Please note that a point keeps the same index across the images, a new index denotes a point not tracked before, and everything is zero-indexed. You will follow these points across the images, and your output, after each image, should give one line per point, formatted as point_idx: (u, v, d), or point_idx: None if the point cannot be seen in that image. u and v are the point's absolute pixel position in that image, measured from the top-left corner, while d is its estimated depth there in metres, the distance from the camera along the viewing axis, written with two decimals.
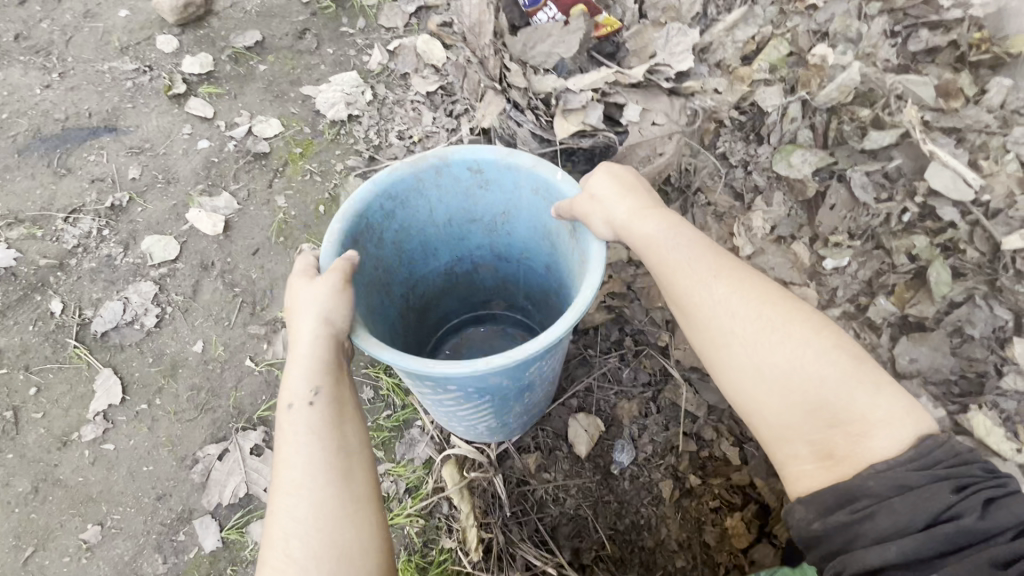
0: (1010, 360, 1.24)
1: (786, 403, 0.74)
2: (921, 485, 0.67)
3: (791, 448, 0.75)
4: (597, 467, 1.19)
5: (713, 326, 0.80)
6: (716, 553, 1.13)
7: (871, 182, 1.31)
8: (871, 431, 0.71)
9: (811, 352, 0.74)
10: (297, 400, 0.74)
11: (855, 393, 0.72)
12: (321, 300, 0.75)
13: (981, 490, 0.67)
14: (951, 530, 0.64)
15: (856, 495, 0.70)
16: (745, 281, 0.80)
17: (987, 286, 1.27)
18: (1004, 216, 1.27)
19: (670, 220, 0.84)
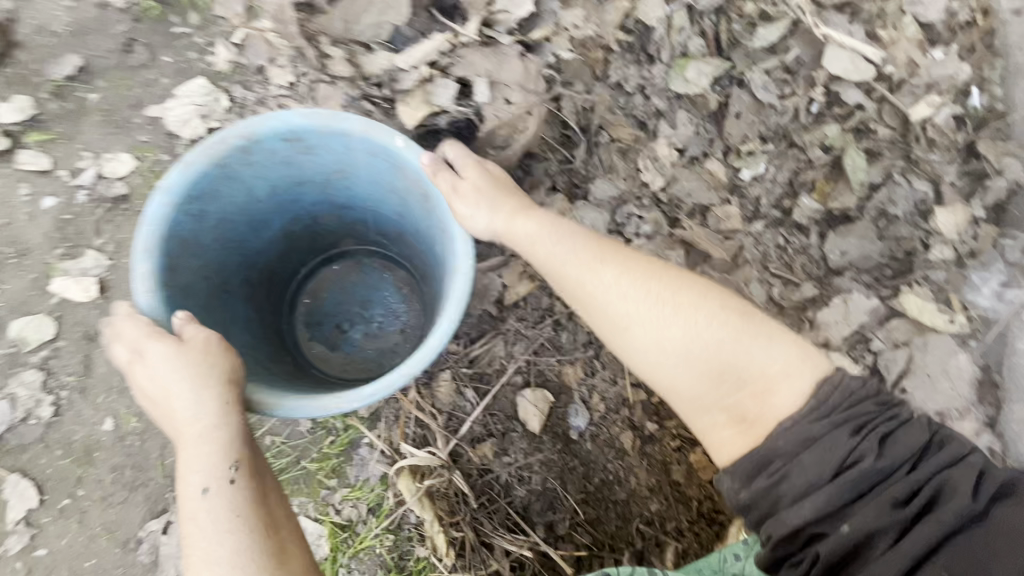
0: (933, 231, 1.25)
1: (691, 371, 0.82)
2: (824, 437, 0.76)
3: (710, 417, 0.83)
4: (555, 437, 1.18)
5: (609, 313, 0.86)
6: (687, 488, 1.17)
7: (773, 79, 1.24)
8: (773, 386, 0.80)
9: (703, 319, 0.82)
10: (211, 485, 0.73)
11: (751, 350, 0.81)
12: (209, 369, 0.77)
13: (878, 430, 0.76)
14: (857, 475, 0.73)
15: (770, 458, 0.77)
16: (627, 263, 0.88)
17: (903, 161, 1.25)
18: (908, 86, 1.24)
19: (556, 222, 0.93)
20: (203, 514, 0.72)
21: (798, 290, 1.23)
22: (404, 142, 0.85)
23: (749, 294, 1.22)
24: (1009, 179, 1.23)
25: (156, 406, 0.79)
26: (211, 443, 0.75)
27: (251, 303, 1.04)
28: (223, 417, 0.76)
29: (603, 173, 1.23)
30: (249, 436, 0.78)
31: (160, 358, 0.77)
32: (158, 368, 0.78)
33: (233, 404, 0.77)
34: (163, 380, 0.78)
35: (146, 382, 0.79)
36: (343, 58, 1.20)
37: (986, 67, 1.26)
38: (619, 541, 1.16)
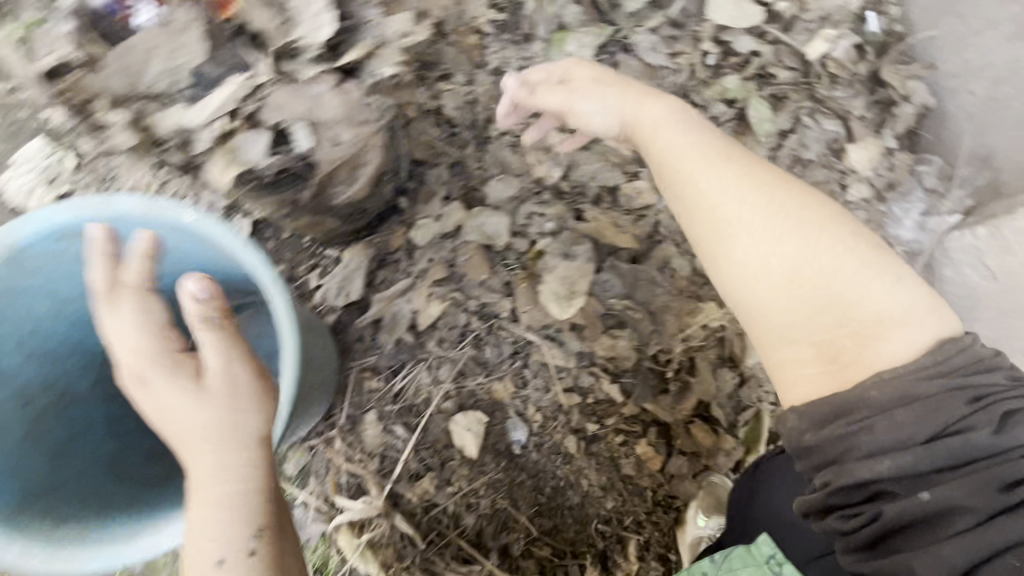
0: (849, 170, 1.19)
1: (790, 300, 0.71)
2: (927, 395, 0.65)
3: (795, 347, 0.72)
4: (498, 456, 1.13)
5: (710, 216, 0.75)
6: (640, 480, 1.14)
7: (661, 38, 1.13)
8: (884, 331, 0.69)
9: (827, 241, 0.71)
10: (228, 556, 0.62)
11: (872, 285, 0.70)
12: (246, 413, 0.68)
13: (999, 406, 0.65)
14: (959, 447, 0.63)
15: (851, 404, 0.66)
16: (753, 174, 0.76)
17: (808, 101, 1.18)
18: (800, 23, 1.17)
19: (686, 118, 0.83)
20: None
21: None
22: (194, 216, 0.73)
23: (672, 272, 1.15)
24: (916, 104, 1.17)
25: (172, 439, 0.67)
26: (230, 506, 0.64)
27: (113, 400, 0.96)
28: (250, 478, 0.66)
29: (497, 171, 1.13)
30: (274, 498, 0.67)
31: (181, 397, 0.66)
32: (175, 401, 0.66)
33: (264, 462, 0.67)
34: (184, 422, 0.65)
35: (156, 412, 0.67)
36: (128, 121, 1.06)
37: None
38: (580, 545, 1.14)
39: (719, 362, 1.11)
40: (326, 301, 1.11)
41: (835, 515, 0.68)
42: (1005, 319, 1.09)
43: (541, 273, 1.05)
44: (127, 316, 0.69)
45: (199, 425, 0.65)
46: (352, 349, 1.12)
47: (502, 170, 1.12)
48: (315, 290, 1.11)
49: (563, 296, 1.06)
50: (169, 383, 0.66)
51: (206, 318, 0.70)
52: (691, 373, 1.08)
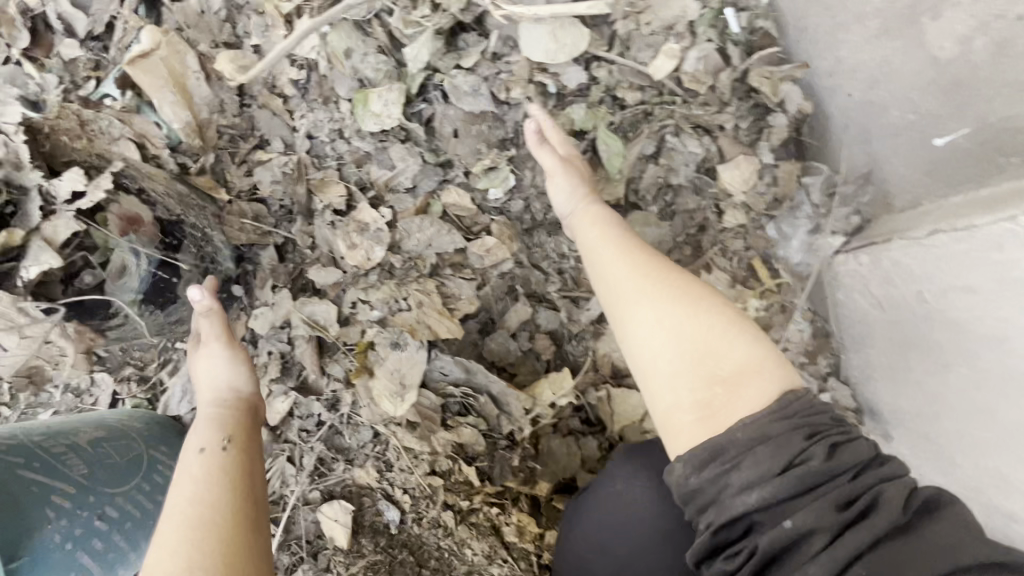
0: (722, 195, 1.07)
1: (673, 352, 0.69)
2: (777, 433, 0.60)
3: (674, 395, 0.67)
4: (374, 535, 1.10)
5: (610, 281, 0.77)
6: (523, 543, 1.10)
7: (483, 77, 1.00)
8: (742, 381, 0.65)
9: (703, 301, 0.70)
10: (208, 446, 0.73)
11: (732, 339, 0.68)
12: (235, 371, 0.84)
13: (828, 435, 0.59)
14: (804, 476, 0.56)
15: (723, 445, 0.60)
16: (645, 253, 0.79)
17: (669, 120, 1.04)
18: (643, 38, 1.01)
19: (603, 216, 0.87)
20: (184, 470, 0.70)
21: (587, 309, 1.08)
22: None
23: (533, 331, 1.07)
24: (792, 112, 1.03)
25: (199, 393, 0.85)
26: (220, 420, 0.78)
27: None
28: (229, 402, 0.81)
29: (326, 252, 1.05)
30: (250, 424, 0.79)
31: (206, 355, 0.86)
32: (198, 365, 0.85)
33: (243, 399, 0.82)
34: (204, 378, 0.84)
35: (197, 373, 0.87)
36: None
37: None
38: None
39: (583, 427, 1.06)
40: (171, 407, 1.12)
41: (716, 561, 0.59)
42: (897, 347, 0.99)
43: (374, 367, 1.02)
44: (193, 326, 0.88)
45: (214, 380, 0.83)
46: None
47: (333, 251, 1.04)
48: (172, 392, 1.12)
49: (397, 393, 1.01)
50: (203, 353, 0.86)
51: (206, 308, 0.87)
52: (540, 454, 1.04)
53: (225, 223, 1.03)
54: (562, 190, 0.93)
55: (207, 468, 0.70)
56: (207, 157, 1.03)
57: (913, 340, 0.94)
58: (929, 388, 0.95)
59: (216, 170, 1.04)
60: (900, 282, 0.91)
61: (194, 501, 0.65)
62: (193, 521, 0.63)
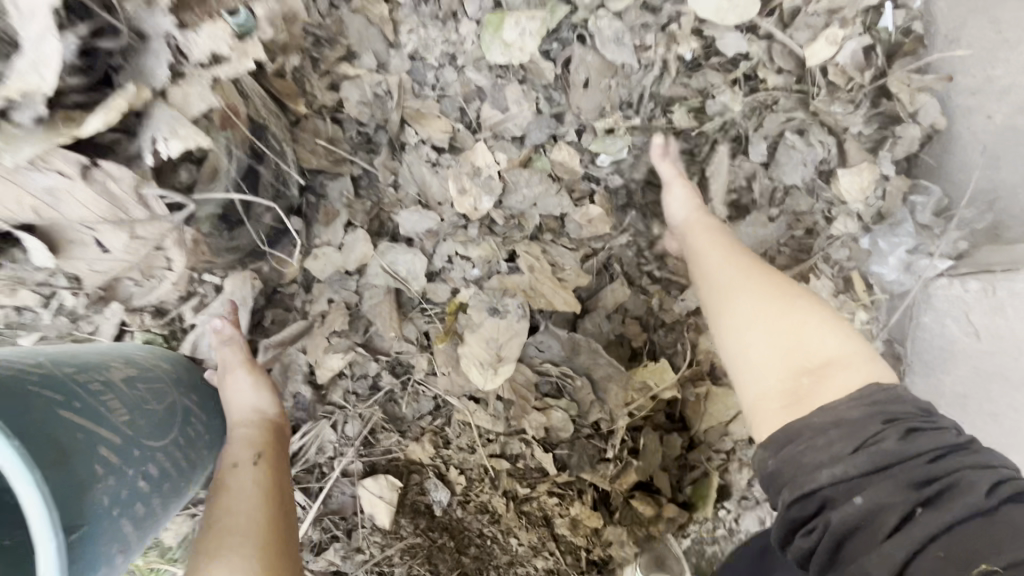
0: (836, 201, 1.03)
1: (765, 339, 0.69)
2: (854, 418, 0.57)
3: (762, 379, 0.67)
4: (416, 516, 1.00)
5: (711, 281, 0.79)
6: (574, 538, 1.02)
7: (629, 26, 0.91)
8: (829, 371, 0.63)
9: (801, 300, 0.70)
10: (238, 465, 0.75)
11: (826, 336, 0.67)
12: (260, 392, 0.83)
13: (903, 421, 0.55)
14: (878, 453, 0.52)
15: (797, 426, 0.58)
16: (751, 257, 0.80)
17: (801, 110, 0.99)
18: (803, 16, 0.95)
19: (711, 224, 0.88)
20: (217, 491, 0.73)
21: (682, 300, 0.99)
22: None
23: (623, 317, 0.99)
24: (924, 126, 0.99)
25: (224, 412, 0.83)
26: (247, 441, 0.78)
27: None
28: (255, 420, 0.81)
29: (413, 194, 0.92)
30: (276, 445, 0.80)
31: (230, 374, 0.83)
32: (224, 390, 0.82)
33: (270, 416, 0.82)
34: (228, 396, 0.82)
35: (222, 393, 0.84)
36: None
37: None
38: None
39: (667, 424, 1.01)
40: (198, 348, 0.92)
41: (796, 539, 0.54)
42: (980, 380, 0.98)
43: (462, 332, 0.93)
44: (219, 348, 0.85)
45: (237, 403, 0.81)
46: None
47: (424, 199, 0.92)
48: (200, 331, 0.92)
49: (489, 363, 0.92)
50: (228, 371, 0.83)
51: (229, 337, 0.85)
52: (636, 449, 0.99)
53: (298, 139, 0.87)
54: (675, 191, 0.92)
55: (240, 489, 0.72)
56: (292, 58, 0.84)
57: (993, 369, 0.95)
58: (1004, 423, 0.96)
59: (296, 80, 0.86)
60: (1012, 313, 0.91)
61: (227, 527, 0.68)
62: (241, 553, 0.66)
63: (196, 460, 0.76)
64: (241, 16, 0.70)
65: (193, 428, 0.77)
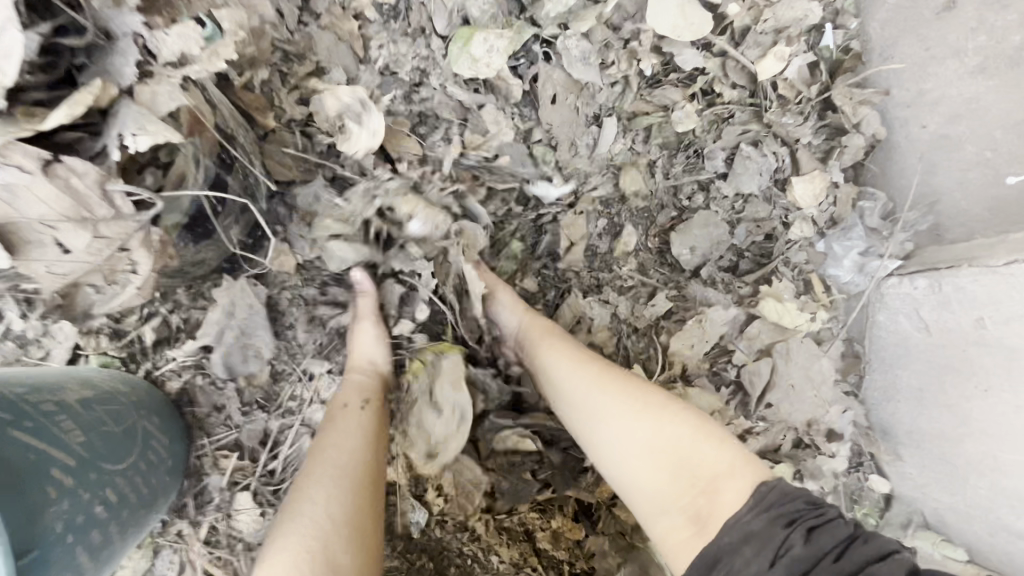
0: (791, 207, 1.08)
1: (652, 468, 0.73)
2: (758, 528, 0.65)
3: (666, 515, 0.72)
4: (394, 536, 0.98)
5: (580, 412, 0.81)
6: (555, 554, 1.01)
7: (594, 45, 0.95)
8: (716, 486, 0.69)
9: (665, 417, 0.75)
10: (349, 404, 0.83)
11: (702, 449, 0.72)
12: (382, 348, 0.91)
13: (803, 522, 0.64)
14: (792, 564, 0.62)
15: (716, 552, 0.66)
16: (604, 368, 0.82)
17: (756, 122, 1.05)
18: (754, 34, 1.00)
19: (553, 331, 0.90)
20: (333, 422, 0.81)
21: (650, 306, 1.04)
22: None
23: (588, 327, 1.01)
24: (867, 135, 1.06)
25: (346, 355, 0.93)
26: (359, 386, 0.86)
27: None
28: (365, 373, 0.88)
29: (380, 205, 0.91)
30: (383, 402, 0.87)
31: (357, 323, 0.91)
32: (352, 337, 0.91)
33: (380, 369, 0.90)
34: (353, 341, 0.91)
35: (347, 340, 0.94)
36: None
37: None
38: None
39: None
40: (227, 370, 0.91)
41: None
42: (930, 372, 1.04)
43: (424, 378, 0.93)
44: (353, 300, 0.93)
45: (360, 351, 0.90)
46: (202, 424, 0.92)
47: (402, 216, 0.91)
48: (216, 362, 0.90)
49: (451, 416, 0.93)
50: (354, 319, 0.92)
51: (365, 290, 0.92)
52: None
53: (265, 152, 0.86)
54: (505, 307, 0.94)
55: (349, 428, 0.80)
56: (259, 72, 0.84)
57: (944, 360, 1.01)
58: (957, 411, 1.01)
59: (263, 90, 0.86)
60: (957, 307, 0.96)
61: (335, 459, 0.75)
62: (342, 484, 0.72)
63: (154, 490, 0.72)
64: (207, 26, 0.75)
65: (151, 455, 0.74)
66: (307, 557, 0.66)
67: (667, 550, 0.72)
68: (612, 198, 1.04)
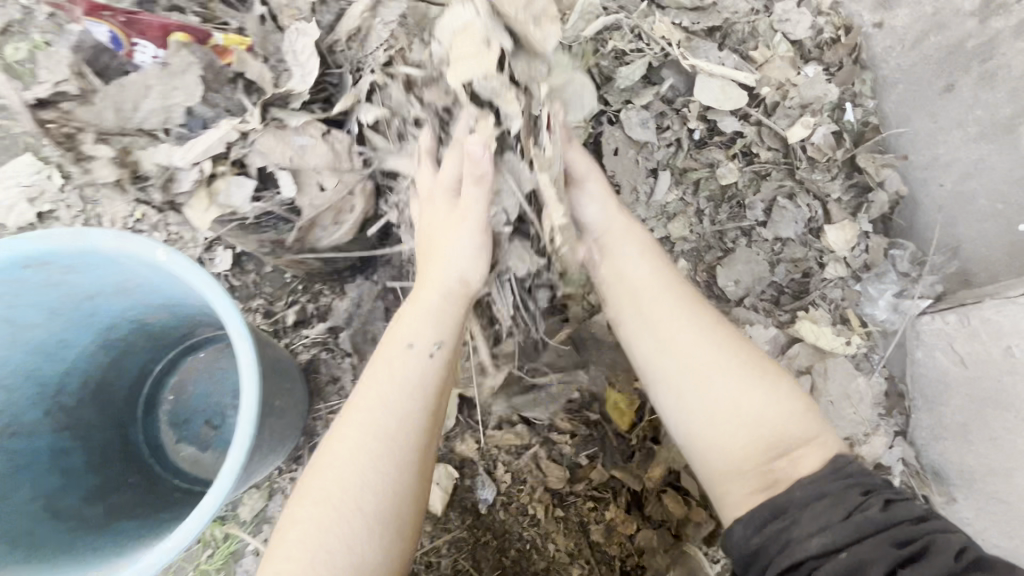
0: (825, 250, 1.24)
1: (737, 422, 0.75)
2: (835, 490, 0.70)
3: (737, 468, 0.75)
4: (463, 512, 1.10)
5: (675, 355, 0.80)
6: (607, 548, 1.10)
7: (652, 114, 1.23)
8: (800, 450, 0.74)
9: (765, 382, 0.78)
10: (419, 345, 0.78)
11: (793, 417, 0.76)
12: (476, 259, 0.82)
13: (882, 491, 0.70)
14: (863, 521, 0.67)
15: (786, 503, 0.70)
16: (711, 319, 0.83)
17: (790, 179, 1.25)
18: (783, 108, 1.24)
19: (643, 242, 0.89)
20: (399, 363, 0.77)
21: None
22: (168, 254, 0.66)
23: None
24: (890, 192, 1.24)
25: (425, 255, 0.85)
26: (437, 321, 0.80)
27: (62, 432, 0.84)
28: (443, 305, 0.80)
29: None
30: (461, 330, 0.82)
31: (446, 229, 0.83)
32: (443, 237, 0.83)
33: (462, 295, 0.81)
34: (440, 250, 0.82)
35: (430, 234, 0.85)
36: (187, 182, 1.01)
37: (856, 82, 1.26)
38: None
39: None
40: (350, 347, 1.14)
41: None
42: (974, 406, 1.09)
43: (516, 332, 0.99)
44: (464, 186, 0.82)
45: (444, 267, 0.81)
46: (322, 391, 1.14)
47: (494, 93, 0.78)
48: (345, 339, 1.14)
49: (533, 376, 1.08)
50: (445, 216, 0.84)
51: (479, 169, 0.81)
52: (658, 438, 1.12)
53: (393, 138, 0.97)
54: (598, 204, 0.89)
55: (415, 376, 0.76)
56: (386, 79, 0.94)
57: (990, 395, 1.06)
58: (1005, 446, 1.04)
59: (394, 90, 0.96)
60: (987, 338, 1.06)
61: (402, 414, 0.74)
62: (394, 446, 0.73)
63: (284, 434, 0.97)
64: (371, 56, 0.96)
65: (296, 402, 1.02)
66: (360, 509, 0.70)
67: (719, 493, 0.77)
68: (666, 234, 1.24)
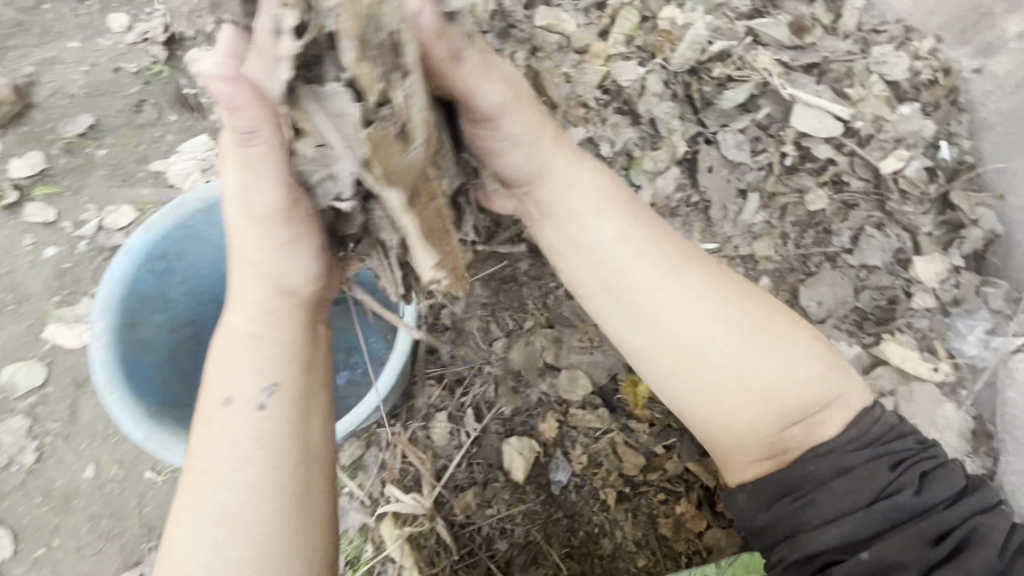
0: (913, 280, 1.26)
1: (749, 400, 0.75)
2: (855, 465, 0.74)
3: (749, 445, 0.77)
4: (540, 487, 1.16)
5: (669, 352, 0.76)
6: (675, 543, 1.13)
7: (747, 137, 1.32)
8: (826, 415, 0.77)
9: (781, 351, 0.76)
10: (234, 398, 0.69)
11: (806, 385, 0.76)
12: (299, 262, 0.69)
13: (918, 465, 0.74)
14: (889, 506, 0.72)
15: (799, 484, 0.75)
16: (701, 286, 0.77)
17: (879, 210, 1.29)
18: (876, 141, 1.30)
19: (583, 196, 0.79)
20: (225, 423, 0.68)
21: None
22: None
23: None
24: (985, 229, 1.25)
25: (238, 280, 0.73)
26: (258, 362, 0.70)
27: None
28: (262, 340, 0.70)
29: None
30: (296, 360, 0.71)
31: (252, 241, 0.68)
32: (250, 249, 0.69)
33: (286, 322, 0.71)
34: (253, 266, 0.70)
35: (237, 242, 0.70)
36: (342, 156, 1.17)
37: (953, 122, 1.31)
38: None
39: None
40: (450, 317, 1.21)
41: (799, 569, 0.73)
42: None
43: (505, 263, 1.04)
44: (246, 176, 0.64)
45: (261, 292, 0.70)
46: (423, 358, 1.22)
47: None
48: None
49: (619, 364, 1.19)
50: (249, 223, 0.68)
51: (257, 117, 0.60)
52: None
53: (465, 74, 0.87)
54: (521, 149, 0.76)
55: (239, 429, 0.67)
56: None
57: None
58: None
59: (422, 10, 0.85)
60: None
61: (233, 485, 0.65)
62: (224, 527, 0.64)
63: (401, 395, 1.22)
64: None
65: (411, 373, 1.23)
66: None
67: (730, 468, 0.80)
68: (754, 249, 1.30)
